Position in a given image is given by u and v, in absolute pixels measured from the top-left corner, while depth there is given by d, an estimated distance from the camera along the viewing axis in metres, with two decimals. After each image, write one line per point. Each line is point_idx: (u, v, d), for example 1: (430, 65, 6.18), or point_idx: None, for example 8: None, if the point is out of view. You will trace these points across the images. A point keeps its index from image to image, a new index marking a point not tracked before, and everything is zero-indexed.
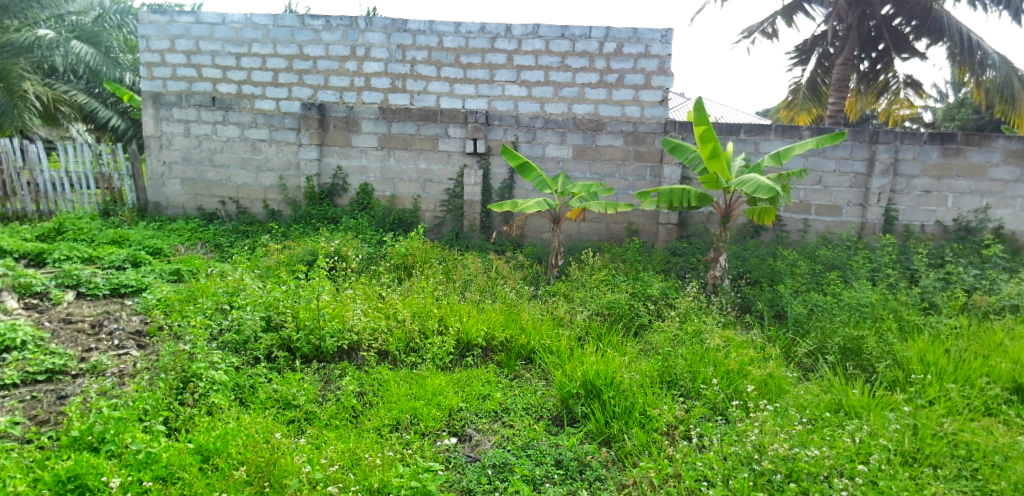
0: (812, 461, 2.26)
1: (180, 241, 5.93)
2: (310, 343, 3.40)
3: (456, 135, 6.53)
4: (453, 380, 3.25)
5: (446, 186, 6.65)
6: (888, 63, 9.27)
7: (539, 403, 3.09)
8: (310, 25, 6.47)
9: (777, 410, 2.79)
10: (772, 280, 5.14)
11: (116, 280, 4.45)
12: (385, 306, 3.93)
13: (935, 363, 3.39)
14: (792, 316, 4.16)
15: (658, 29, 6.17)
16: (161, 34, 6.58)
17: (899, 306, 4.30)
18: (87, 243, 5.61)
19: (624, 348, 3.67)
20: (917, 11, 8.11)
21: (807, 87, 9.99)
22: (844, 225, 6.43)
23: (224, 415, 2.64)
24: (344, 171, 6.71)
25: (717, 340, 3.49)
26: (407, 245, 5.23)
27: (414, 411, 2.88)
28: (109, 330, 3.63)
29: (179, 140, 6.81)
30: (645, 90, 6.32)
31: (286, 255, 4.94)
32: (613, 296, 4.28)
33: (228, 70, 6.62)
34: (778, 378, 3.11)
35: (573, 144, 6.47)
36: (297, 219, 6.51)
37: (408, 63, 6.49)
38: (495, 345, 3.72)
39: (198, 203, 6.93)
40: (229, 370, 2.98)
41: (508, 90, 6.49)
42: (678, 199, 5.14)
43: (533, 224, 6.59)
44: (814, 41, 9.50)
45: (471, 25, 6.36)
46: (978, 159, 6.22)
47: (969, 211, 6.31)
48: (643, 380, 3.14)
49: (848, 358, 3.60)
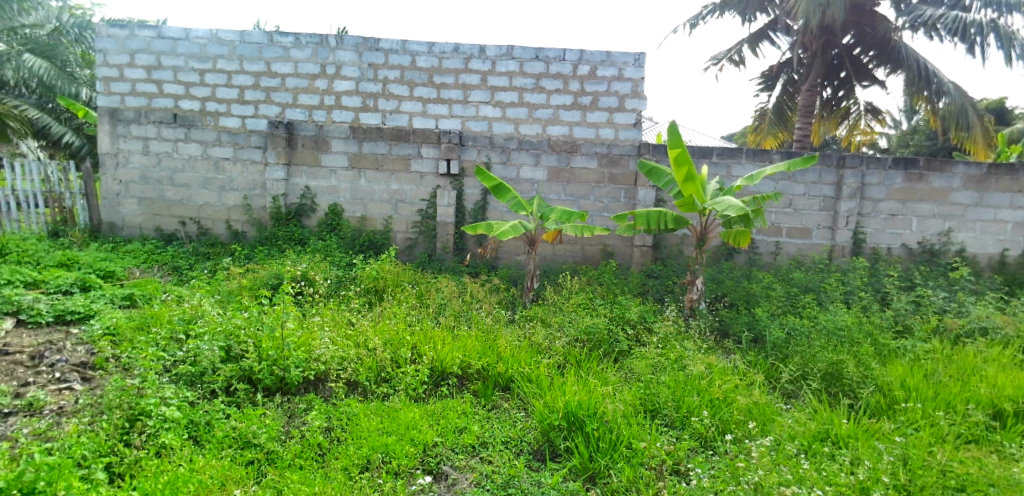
0: None
1: (135, 264, 5.60)
2: (272, 374, 3.16)
3: (429, 155, 6.39)
4: (428, 412, 3.07)
5: (419, 207, 6.50)
6: (850, 90, 9.57)
7: (519, 436, 2.94)
8: (279, 42, 6.30)
9: (773, 443, 2.70)
10: (748, 303, 5.12)
11: (62, 306, 4.12)
12: (355, 334, 3.71)
13: (915, 388, 3.37)
14: (770, 340, 4.12)
15: (631, 53, 6.22)
16: (121, 48, 6.31)
17: (874, 329, 4.31)
18: (32, 266, 5.22)
19: (606, 375, 3.54)
20: (876, 41, 8.44)
21: (773, 113, 10.23)
22: (815, 248, 6.51)
23: (175, 458, 2.41)
24: (313, 192, 6.49)
25: (700, 366, 3.41)
26: (378, 268, 5.04)
27: (386, 448, 2.68)
28: (51, 362, 3.32)
29: (137, 158, 6.50)
30: (619, 113, 6.34)
31: (249, 279, 4.69)
32: (592, 321, 4.17)
33: (191, 86, 6.38)
34: (763, 406, 3.05)
35: (548, 166, 6.41)
36: (262, 241, 6.25)
37: (380, 82, 6.37)
38: (471, 373, 3.54)
39: (157, 223, 6.60)
40: (183, 406, 2.73)
41: (482, 110, 6.41)
42: (655, 221, 5.08)
43: (508, 245, 6.47)
44: (780, 67, 9.75)
45: (445, 45, 6.29)
46: (940, 185, 6.40)
47: (932, 234, 6.47)
48: (627, 411, 3.02)
49: (830, 384, 3.57)
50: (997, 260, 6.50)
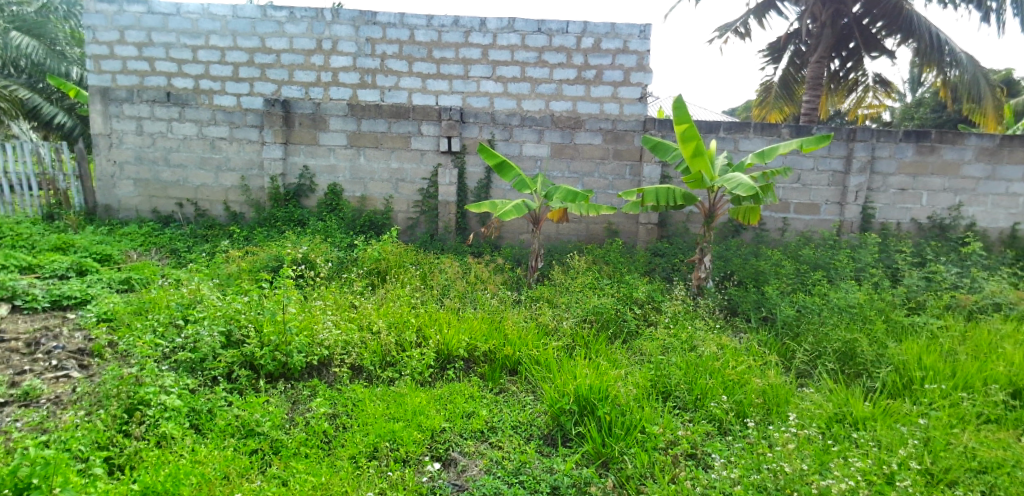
0: (844, 492, 2.07)
1: (132, 247, 5.50)
2: (275, 360, 3.08)
3: (430, 133, 6.24)
4: (435, 397, 3.00)
5: (420, 186, 6.37)
6: (858, 62, 9.32)
7: (529, 420, 2.87)
8: (273, 16, 6.09)
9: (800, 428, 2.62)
10: (757, 281, 5.01)
11: (58, 291, 4.03)
12: (358, 316, 3.63)
13: (932, 367, 3.31)
14: (781, 318, 4.04)
15: (636, 24, 6.02)
16: (110, 24, 6.11)
17: (886, 306, 4.22)
18: (27, 250, 5.11)
19: (616, 357, 3.47)
20: (887, 9, 8.11)
21: (779, 86, 10.00)
22: (823, 224, 6.39)
23: (176, 448, 2.34)
24: (311, 171, 6.35)
25: (713, 347, 3.34)
26: (380, 249, 4.94)
27: (393, 435, 2.61)
28: (47, 349, 3.24)
29: (131, 138, 6.34)
30: (624, 87, 6.16)
31: (248, 262, 4.59)
32: (599, 301, 4.08)
33: (184, 63, 6.19)
34: (778, 388, 3.00)
35: (551, 142, 6.25)
36: (261, 223, 6.14)
37: (377, 58, 6.18)
38: (477, 356, 3.46)
39: (153, 205, 6.47)
40: (183, 394, 2.65)
41: (483, 86, 6.24)
42: (664, 199, 4.93)
43: (511, 224, 6.36)
44: (787, 39, 9.49)
45: (444, 18, 6.09)
46: (952, 157, 6.26)
47: (943, 209, 6.35)
48: (640, 395, 2.95)
49: (844, 362, 3.54)
50: (1008, 234, 6.39)
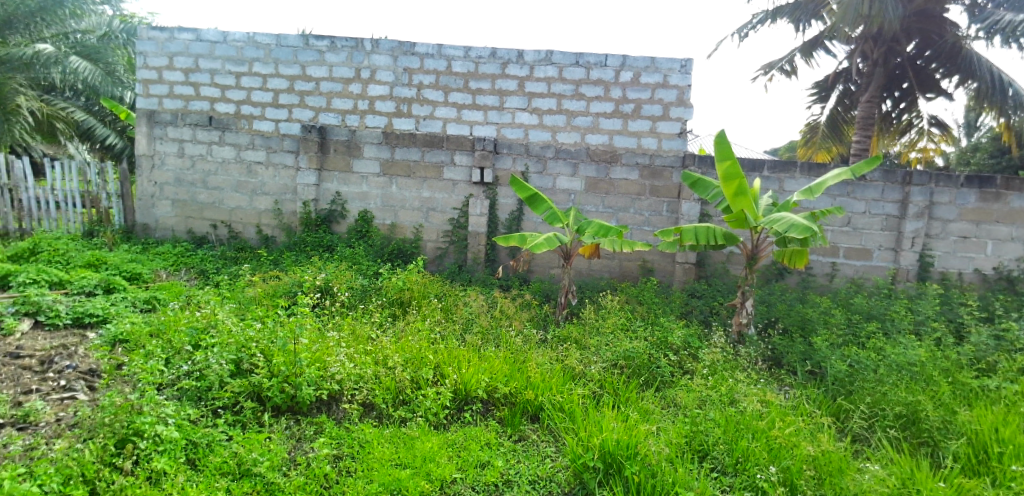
0: None
1: (162, 266, 5.51)
2: (282, 392, 2.92)
3: (462, 162, 6.15)
4: (448, 442, 2.77)
5: (450, 215, 6.25)
6: (912, 103, 8.87)
7: (548, 475, 2.62)
8: (315, 45, 6.19)
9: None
10: (804, 330, 4.62)
11: (82, 309, 4.01)
12: (373, 350, 3.44)
13: (1012, 441, 2.91)
14: (831, 374, 3.67)
15: (677, 59, 5.86)
16: (161, 51, 6.32)
17: (952, 366, 3.80)
18: (61, 266, 5.18)
19: (649, 409, 3.18)
20: (944, 49, 7.78)
21: (826, 126, 9.61)
22: (875, 271, 5.96)
23: (165, 487, 2.18)
24: (343, 197, 6.34)
25: (756, 403, 3.01)
26: (404, 279, 4.79)
27: (398, 485, 2.38)
28: (58, 368, 3.17)
29: (172, 160, 6.47)
30: (663, 122, 5.97)
31: (270, 287, 4.50)
32: (631, 345, 3.80)
33: (227, 89, 6.32)
34: (833, 455, 2.68)
35: (585, 176, 6.07)
36: (291, 247, 6.11)
37: (414, 87, 6.18)
38: (497, 398, 3.22)
39: (188, 226, 6.55)
40: (182, 425, 2.51)
41: (518, 117, 6.15)
42: (704, 237, 4.64)
43: (541, 258, 6.17)
44: (835, 78, 9.17)
45: (482, 50, 6.07)
46: (1020, 205, 5.77)
47: (1010, 260, 5.84)
48: (673, 454, 2.66)
49: (905, 427, 3.17)
50: None
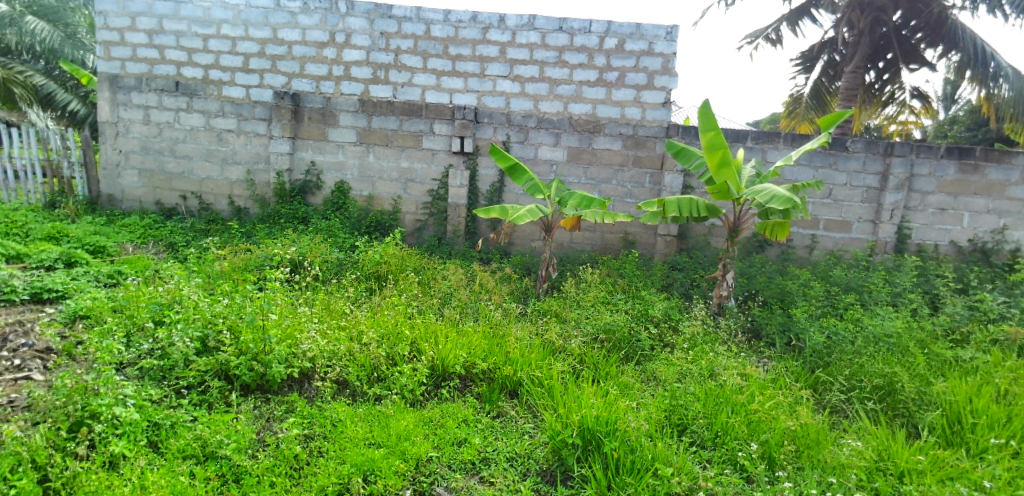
0: None
1: (128, 239, 5.29)
2: (251, 370, 2.81)
3: (442, 132, 5.99)
4: (425, 419, 2.70)
5: (430, 187, 6.10)
6: (895, 74, 8.81)
7: (526, 453, 2.57)
8: (286, 7, 5.89)
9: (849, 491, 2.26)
10: (783, 302, 4.61)
11: (39, 284, 3.81)
12: (347, 326, 3.33)
13: (985, 411, 2.95)
14: (809, 346, 3.66)
15: (663, 25, 5.69)
16: (121, 10, 5.96)
17: (927, 337, 3.83)
18: (20, 238, 4.93)
19: (630, 385, 3.14)
20: (930, 19, 7.70)
21: (810, 97, 9.52)
22: (854, 243, 5.98)
23: (124, 472, 2.09)
24: (318, 167, 6.12)
25: (736, 376, 2.99)
26: (381, 252, 4.66)
27: (371, 466, 2.31)
28: (13, 347, 3.02)
29: (137, 128, 6.16)
30: (647, 91, 5.82)
31: (241, 261, 4.35)
32: (612, 318, 3.76)
33: (194, 52, 6.00)
34: (812, 428, 2.68)
35: (568, 146, 5.95)
36: (264, 218, 5.92)
37: (391, 53, 5.93)
38: (476, 374, 3.15)
39: (157, 197, 6.29)
40: (143, 406, 2.40)
41: (499, 85, 5.95)
42: (687, 209, 4.56)
43: (522, 231, 6.07)
44: (821, 47, 9.06)
45: (462, 13, 5.82)
46: (997, 177, 5.80)
47: (985, 232, 5.89)
48: (652, 430, 2.63)
49: (881, 399, 3.19)
50: None
